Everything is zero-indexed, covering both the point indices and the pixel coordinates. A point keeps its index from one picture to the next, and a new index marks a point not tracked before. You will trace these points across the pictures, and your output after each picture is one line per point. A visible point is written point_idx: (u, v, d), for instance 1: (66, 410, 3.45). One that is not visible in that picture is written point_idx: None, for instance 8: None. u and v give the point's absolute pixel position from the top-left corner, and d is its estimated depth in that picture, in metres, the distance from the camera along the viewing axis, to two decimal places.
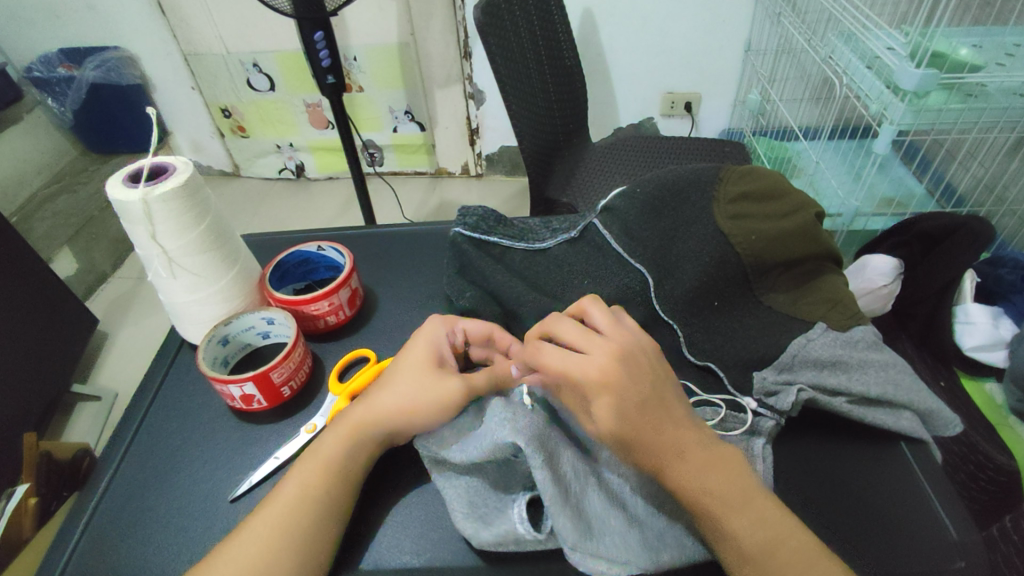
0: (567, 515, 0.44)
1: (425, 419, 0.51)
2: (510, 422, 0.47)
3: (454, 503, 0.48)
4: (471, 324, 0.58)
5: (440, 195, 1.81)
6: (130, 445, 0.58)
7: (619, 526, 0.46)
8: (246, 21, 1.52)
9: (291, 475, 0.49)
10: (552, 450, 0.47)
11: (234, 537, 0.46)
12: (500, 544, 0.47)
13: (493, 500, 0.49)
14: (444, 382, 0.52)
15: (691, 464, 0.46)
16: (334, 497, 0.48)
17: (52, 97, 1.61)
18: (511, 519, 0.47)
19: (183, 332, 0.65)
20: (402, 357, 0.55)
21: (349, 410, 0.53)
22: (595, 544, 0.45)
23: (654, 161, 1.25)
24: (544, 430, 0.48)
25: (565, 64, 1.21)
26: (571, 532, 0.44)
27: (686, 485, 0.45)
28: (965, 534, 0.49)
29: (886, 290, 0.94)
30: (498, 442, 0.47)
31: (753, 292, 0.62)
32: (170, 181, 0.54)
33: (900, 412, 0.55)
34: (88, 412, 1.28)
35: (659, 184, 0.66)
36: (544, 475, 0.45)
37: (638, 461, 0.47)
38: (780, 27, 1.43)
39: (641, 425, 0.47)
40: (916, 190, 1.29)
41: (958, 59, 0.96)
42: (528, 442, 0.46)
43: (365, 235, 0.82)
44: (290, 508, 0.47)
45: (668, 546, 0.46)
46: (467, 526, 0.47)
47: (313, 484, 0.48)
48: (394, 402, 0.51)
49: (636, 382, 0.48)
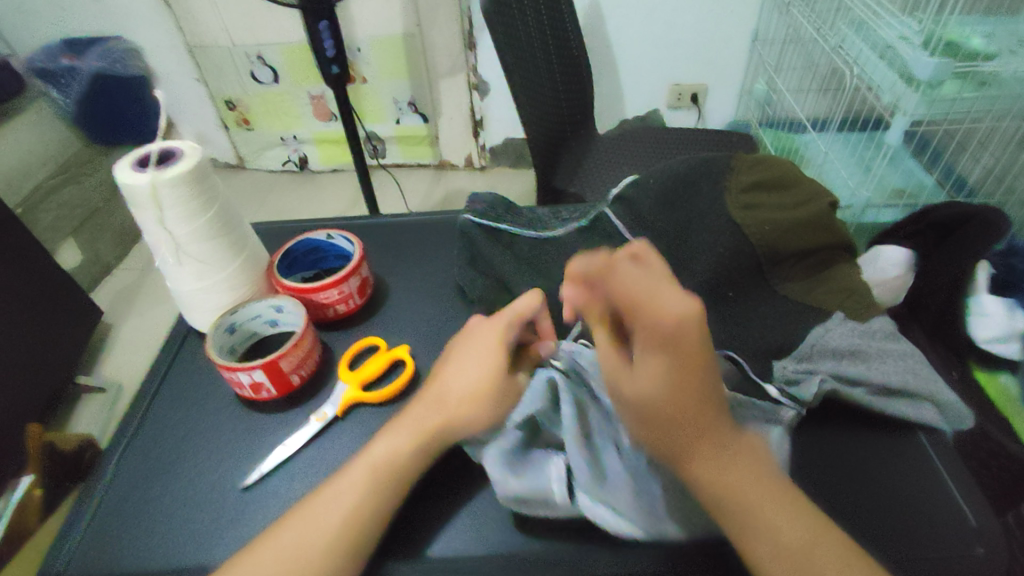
0: (590, 463, 0.46)
1: (490, 426, 0.49)
2: (550, 373, 0.51)
3: (489, 447, 0.48)
4: (518, 303, 0.54)
5: (445, 187, 1.81)
6: (137, 433, 0.58)
7: (631, 483, 0.46)
8: (248, 12, 1.50)
9: (354, 466, 0.48)
10: (583, 410, 0.49)
11: (272, 537, 0.44)
12: (526, 495, 0.47)
13: (523, 455, 0.48)
14: (516, 385, 0.50)
15: (710, 457, 0.43)
16: (403, 489, 0.48)
17: (56, 89, 1.56)
18: (547, 476, 0.47)
19: (190, 321, 0.65)
20: (465, 353, 0.53)
21: (420, 414, 0.51)
22: (608, 496, 0.46)
23: (663, 151, 1.23)
24: (577, 389, 0.51)
25: (572, 53, 1.20)
26: (586, 475, 0.46)
27: (697, 473, 0.43)
28: (986, 524, 0.48)
29: (900, 281, 0.92)
30: (539, 387, 0.50)
31: (768, 282, 0.61)
32: (179, 165, 0.53)
33: (923, 404, 0.53)
34: (93, 403, 1.27)
35: (669, 175, 0.64)
36: (570, 417, 0.47)
37: (645, 429, 0.44)
38: (788, 18, 1.42)
39: (667, 398, 0.41)
40: (927, 181, 1.25)
41: (971, 48, 0.95)
42: (566, 387, 0.49)
43: (374, 223, 0.81)
44: (359, 500, 0.46)
45: (676, 511, 0.46)
46: (498, 472, 0.47)
47: (379, 486, 0.47)
48: (467, 405, 0.50)
49: (700, 344, 0.40)
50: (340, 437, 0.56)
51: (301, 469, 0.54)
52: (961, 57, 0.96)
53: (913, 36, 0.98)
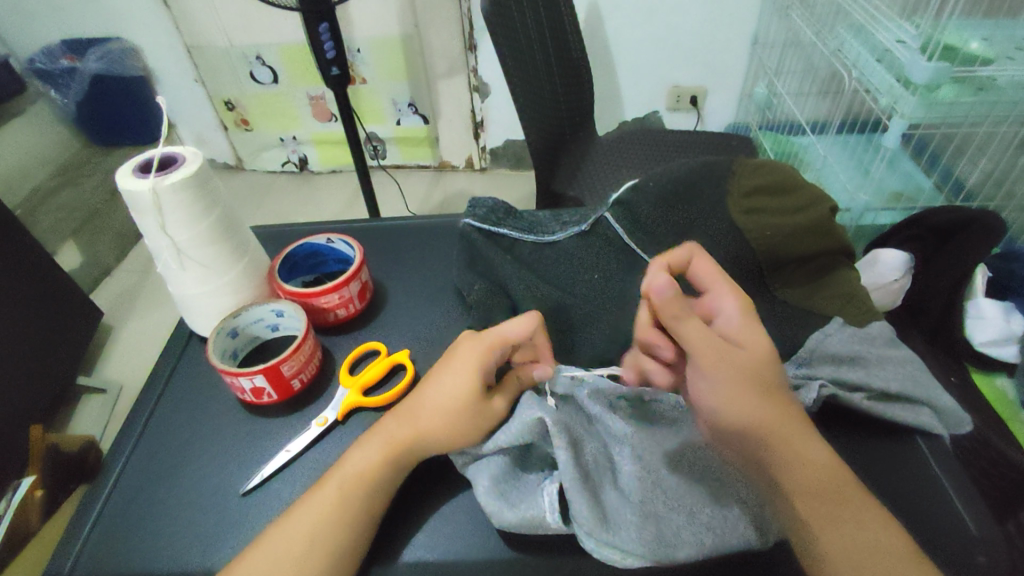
0: (585, 498, 0.45)
1: (460, 442, 0.50)
2: (537, 402, 0.49)
3: (478, 481, 0.48)
4: (511, 324, 0.53)
5: (444, 189, 1.81)
6: (140, 436, 0.58)
7: (634, 519, 0.45)
8: (249, 13, 1.50)
9: (328, 480, 0.48)
10: (575, 434, 0.48)
11: (260, 543, 0.45)
12: (523, 525, 0.46)
13: (515, 481, 0.49)
14: (491, 411, 0.50)
15: (785, 434, 0.45)
16: (372, 508, 0.48)
17: (55, 89, 1.58)
18: (539, 505, 0.46)
19: (191, 324, 0.65)
20: (445, 370, 0.52)
21: (391, 427, 0.51)
22: (609, 533, 0.44)
23: (662, 153, 1.24)
24: (570, 416, 0.50)
25: (572, 57, 1.20)
26: (587, 516, 0.44)
27: (784, 445, 0.45)
28: (986, 530, 0.49)
29: (897, 286, 0.91)
30: (527, 421, 0.48)
31: (767, 287, 0.61)
32: (180, 171, 0.53)
33: (918, 407, 0.54)
34: (93, 405, 1.27)
35: (668, 177, 0.64)
36: (564, 455, 0.46)
37: (741, 402, 0.46)
38: (787, 21, 1.42)
39: (773, 366, 0.47)
40: (925, 186, 1.25)
41: (968, 52, 0.98)
42: (555, 421, 0.47)
43: (374, 226, 0.81)
44: (328, 516, 0.46)
45: (685, 543, 0.44)
46: (490, 506, 0.47)
47: (352, 495, 0.47)
48: (441, 426, 0.50)
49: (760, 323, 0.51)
50: (340, 442, 0.57)
51: (303, 473, 0.54)
52: (959, 61, 0.98)
53: (912, 40, 0.98)
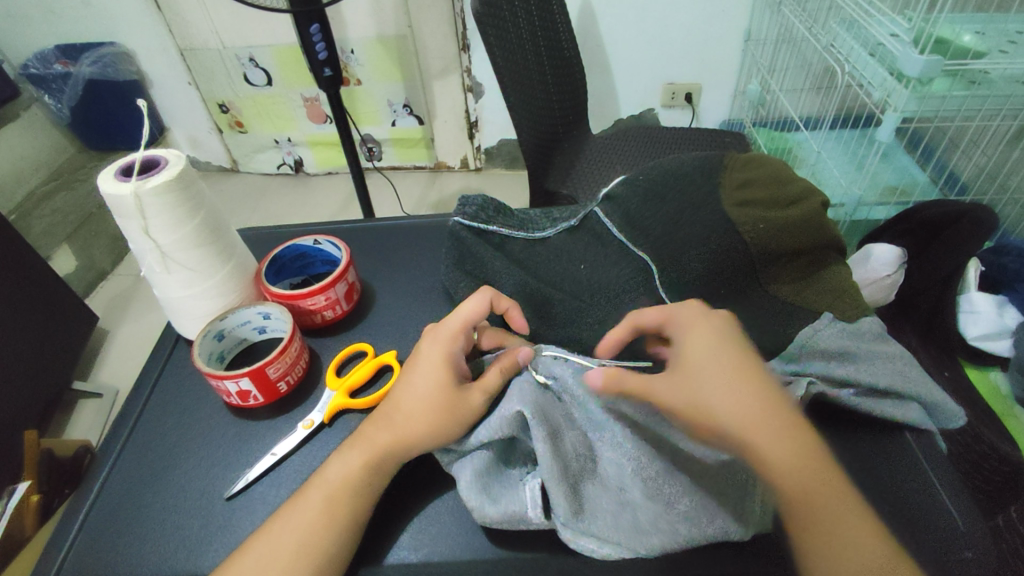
0: (562, 490, 0.45)
1: (444, 438, 0.49)
2: (518, 394, 0.49)
3: (461, 475, 0.48)
4: (465, 306, 0.56)
5: (439, 190, 1.81)
6: (127, 440, 0.58)
7: (611, 507, 0.46)
8: (241, 15, 1.50)
9: (311, 489, 0.48)
10: (554, 425, 0.48)
11: (243, 552, 0.45)
12: (505, 520, 0.46)
13: (498, 475, 0.49)
14: (467, 400, 0.50)
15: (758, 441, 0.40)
16: (357, 516, 0.47)
17: (49, 94, 1.60)
18: (522, 501, 0.46)
19: (178, 327, 0.65)
20: (413, 371, 0.53)
21: (372, 433, 0.51)
22: (586, 523, 0.45)
23: (654, 151, 1.23)
24: (548, 406, 0.49)
25: (564, 54, 1.21)
26: (564, 509, 0.45)
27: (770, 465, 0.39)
28: (972, 525, 0.48)
29: (890, 280, 0.93)
30: (506, 417, 0.48)
31: (759, 281, 0.60)
32: (162, 175, 0.53)
33: (908, 404, 0.54)
34: (89, 409, 1.27)
35: (660, 171, 0.65)
36: (545, 453, 0.45)
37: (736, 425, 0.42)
38: (780, 16, 1.42)
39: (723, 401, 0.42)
40: (920, 179, 1.25)
41: (961, 45, 0.96)
42: (533, 414, 0.47)
43: (362, 227, 0.81)
44: (312, 527, 0.46)
45: (660, 530, 0.44)
46: (472, 500, 0.47)
47: (337, 502, 0.47)
48: (420, 425, 0.50)
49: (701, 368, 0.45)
50: (325, 444, 0.56)
51: (288, 476, 0.54)
52: (950, 55, 0.97)
53: (903, 33, 0.99)
